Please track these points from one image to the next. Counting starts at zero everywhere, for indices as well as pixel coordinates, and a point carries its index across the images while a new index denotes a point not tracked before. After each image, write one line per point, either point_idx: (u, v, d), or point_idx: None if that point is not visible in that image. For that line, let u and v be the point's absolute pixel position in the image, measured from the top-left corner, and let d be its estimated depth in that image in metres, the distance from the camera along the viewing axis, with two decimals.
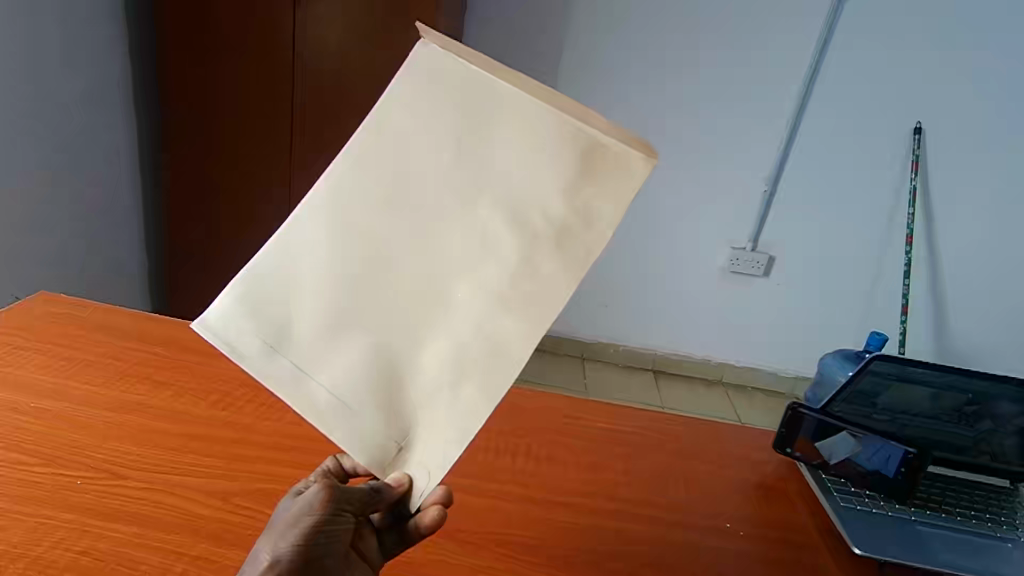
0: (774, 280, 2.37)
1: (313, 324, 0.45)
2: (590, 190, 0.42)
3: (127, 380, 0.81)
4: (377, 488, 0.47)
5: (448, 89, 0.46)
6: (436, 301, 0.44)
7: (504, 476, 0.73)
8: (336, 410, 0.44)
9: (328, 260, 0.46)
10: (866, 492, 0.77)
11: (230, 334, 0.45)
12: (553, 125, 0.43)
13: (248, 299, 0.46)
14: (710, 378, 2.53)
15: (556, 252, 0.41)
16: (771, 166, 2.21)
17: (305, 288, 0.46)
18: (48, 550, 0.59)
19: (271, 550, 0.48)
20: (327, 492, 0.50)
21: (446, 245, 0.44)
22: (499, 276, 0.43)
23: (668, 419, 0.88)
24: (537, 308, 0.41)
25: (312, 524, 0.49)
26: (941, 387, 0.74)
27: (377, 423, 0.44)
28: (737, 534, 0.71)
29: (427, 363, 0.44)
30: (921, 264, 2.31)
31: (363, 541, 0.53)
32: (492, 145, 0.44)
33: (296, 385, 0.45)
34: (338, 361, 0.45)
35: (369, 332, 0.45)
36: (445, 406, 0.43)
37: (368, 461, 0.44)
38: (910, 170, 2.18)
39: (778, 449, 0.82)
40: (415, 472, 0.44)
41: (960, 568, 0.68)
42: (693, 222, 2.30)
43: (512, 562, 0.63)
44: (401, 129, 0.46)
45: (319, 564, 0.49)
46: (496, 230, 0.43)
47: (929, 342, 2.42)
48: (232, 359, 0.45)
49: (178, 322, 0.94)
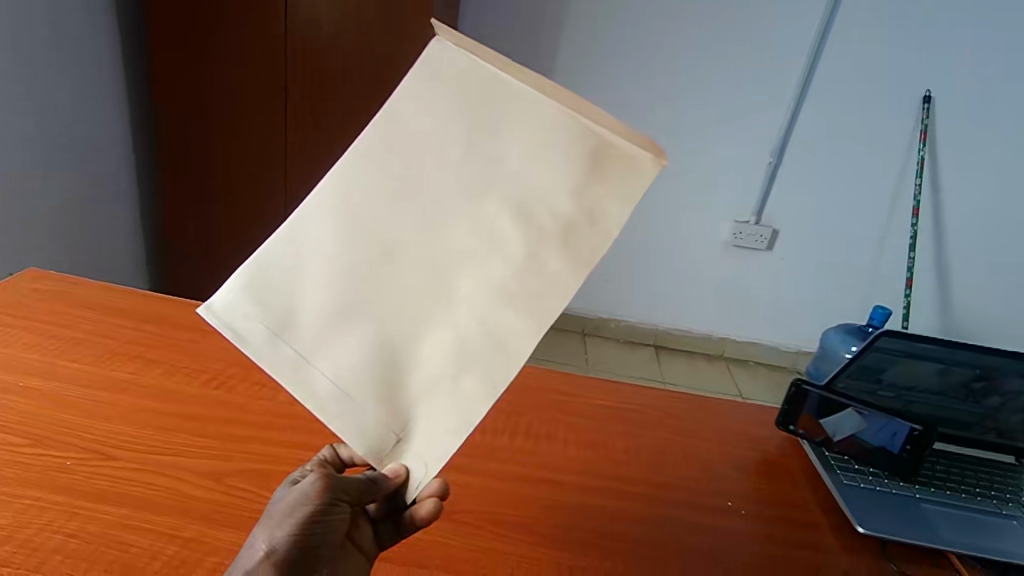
0: (777, 254, 2.33)
1: (317, 312, 0.43)
2: (599, 188, 0.39)
3: (117, 359, 0.80)
4: (373, 478, 0.45)
5: (458, 79, 0.42)
6: (439, 296, 0.42)
7: (503, 455, 0.72)
8: (337, 400, 0.42)
9: (331, 252, 0.43)
10: (869, 469, 0.76)
11: (234, 320, 0.43)
12: (562, 119, 0.40)
13: (252, 286, 0.44)
14: (712, 353, 2.51)
15: (561, 251, 0.39)
16: (778, 137, 2.15)
17: (310, 277, 0.43)
18: (37, 532, 0.58)
19: (266, 539, 0.47)
20: (324, 481, 0.49)
21: (451, 239, 0.42)
22: (504, 272, 0.40)
23: (666, 395, 0.86)
24: (544, 308, 0.38)
25: (309, 513, 0.48)
26: (949, 362, 0.73)
27: (377, 417, 0.42)
28: (739, 513, 0.69)
29: (427, 355, 0.42)
30: (926, 234, 2.26)
31: (358, 531, 0.52)
32: (500, 139, 0.41)
33: (297, 372, 0.43)
34: (340, 349, 0.43)
35: (369, 323, 0.43)
36: (444, 398, 0.41)
37: (366, 451, 0.42)
38: (918, 140, 2.12)
39: (781, 426, 0.81)
40: (412, 464, 0.42)
41: (965, 546, 0.67)
42: (698, 199, 2.25)
43: (506, 541, 0.62)
44: (408, 118, 0.43)
45: (316, 551, 0.48)
46: (502, 227, 0.41)
47: (933, 316, 2.39)
48: (237, 345, 0.43)
49: (174, 299, 0.93)
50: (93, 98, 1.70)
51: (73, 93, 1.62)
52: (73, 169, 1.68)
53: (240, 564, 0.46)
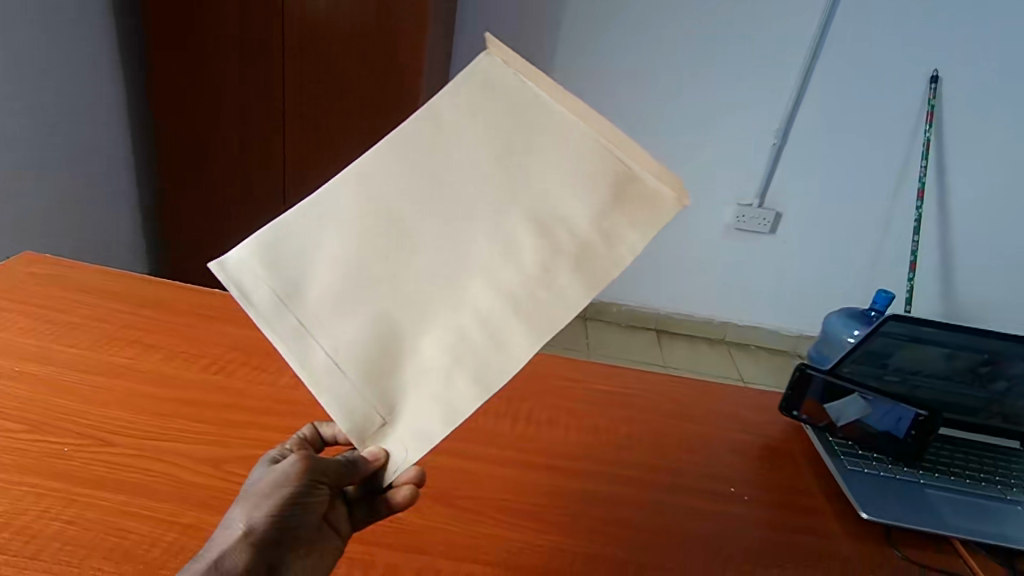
0: (780, 237, 2.31)
1: (325, 287, 0.42)
2: (620, 219, 0.38)
3: (114, 344, 0.79)
4: (353, 461, 0.45)
5: (506, 89, 0.42)
6: (447, 291, 0.41)
7: (502, 441, 0.71)
8: (331, 374, 0.41)
9: (350, 232, 0.42)
10: (873, 454, 0.75)
11: (244, 279, 0.42)
12: (595, 145, 0.41)
13: (268, 249, 0.43)
14: (713, 338, 2.51)
15: (573, 272, 0.38)
16: (782, 118, 2.12)
17: (325, 252, 0.42)
18: (35, 519, 0.57)
19: (245, 518, 0.46)
20: (304, 463, 0.48)
21: (467, 238, 0.41)
22: (514, 280, 0.39)
23: (667, 380, 0.85)
24: (547, 323, 0.37)
25: (288, 494, 0.47)
26: (956, 346, 0.72)
27: (367, 398, 0.41)
28: (742, 498, 0.69)
29: (426, 348, 0.41)
30: (930, 217, 2.24)
31: (335, 512, 0.51)
32: (533, 151, 0.41)
33: (296, 341, 0.42)
34: (342, 326, 0.42)
35: (375, 307, 0.42)
36: (434, 391, 0.40)
37: (349, 428, 0.41)
38: (924, 122, 2.09)
39: (784, 412, 0.80)
40: (393, 448, 0.41)
41: (970, 532, 0.67)
42: (700, 182, 2.23)
43: (508, 527, 0.61)
44: (448, 116, 0.42)
45: (295, 531, 0.48)
46: (518, 236, 0.40)
47: (935, 299, 2.38)
48: (241, 303, 0.42)
49: (172, 284, 0.92)
50: (86, 79, 1.66)
51: (68, 78, 1.60)
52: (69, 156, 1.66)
53: (217, 543, 0.45)
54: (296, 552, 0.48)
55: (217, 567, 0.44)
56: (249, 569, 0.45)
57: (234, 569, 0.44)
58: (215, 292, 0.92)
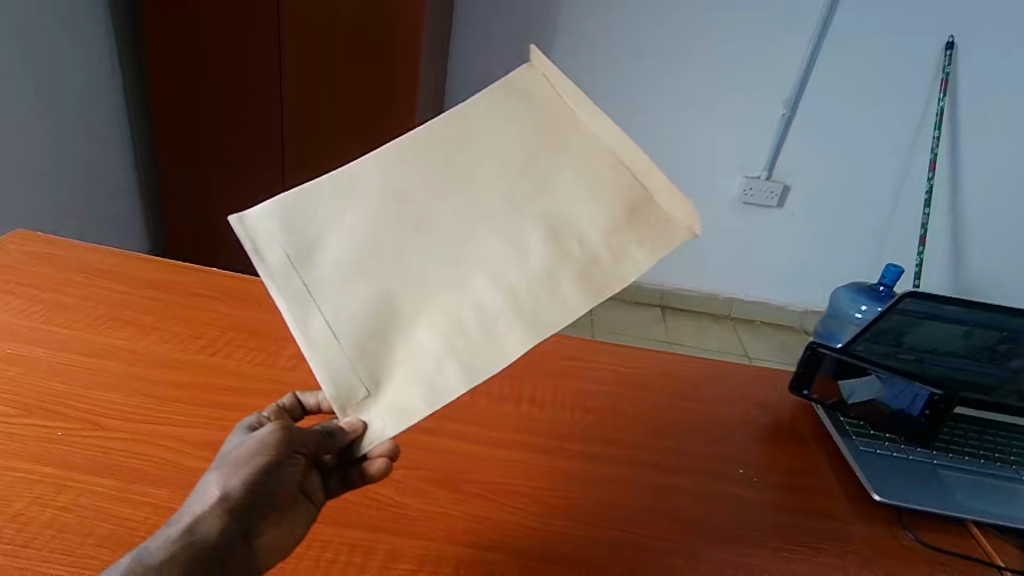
0: (788, 211, 2.27)
1: (335, 256, 0.43)
2: (628, 239, 0.40)
3: (108, 325, 0.77)
4: (330, 431, 0.44)
5: (539, 111, 0.48)
6: (455, 278, 0.43)
7: (505, 423, 0.69)
8: (324, 341, 0.41)
9: (374, 213, 0.44)
10: (885, 434, 0.74)
11: (258, 233, 0.42)
12: (614, 170, 0.44)
13: (290, 211, 0.44)
14: (718, 314, 2.49)
15: (578, 278, 0.40)
16: (791, 87, 2.05)
17: (342, 224, 0.44)
18: (28, 505, 0.56)
19: (220, 484, 0.45)
20: (283, 433, 0.47)
21: (481, 235, 0.44)
22: (521, 276, 0.41)
23: (673, 359, 0.84)
24: (545, 321, 0.38)
25: (265, 463, 0.46)
26: (975, 323, 0.70)
27: (357, 371, 0.41)
28: (751, 480, 0.67)
29: (424, 327, 0.41)
30: (942, 190, 2.19)
31: (309, 482, 0.50)
32: (557, 167, 0.45)
33: (298, 302, 0.42)
34: (344, 296, 0.42)
35: (382, 285, 0.43)
36: (423, 369, 0.40)
37: (332, 394, 0.40)
38: (939, 90, 2.02)
39: (795, 391, 0.78)
40: (371, 419, 0.40)
41: (984, 513, 0.65)
42: (706, 154, 2.19)
43: (514, 511, 0.60)
44: (484, 126, 0.47)
45: (269, 499, 0.47)
46: (532, 239, 0.42)
47: (945, 274, 2.34)
48: (251, 256, 0.41)
49: (168, 262, 0.90)
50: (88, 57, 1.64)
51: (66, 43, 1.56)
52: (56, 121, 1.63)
53: (189, 508, 0.44)
54: (269, 519, 0.47)
55: (191, 532, 0.43)
56: (221, 536, 0.44)
57: (208, 535, 0.43)
58: (211, 272, 0.90)
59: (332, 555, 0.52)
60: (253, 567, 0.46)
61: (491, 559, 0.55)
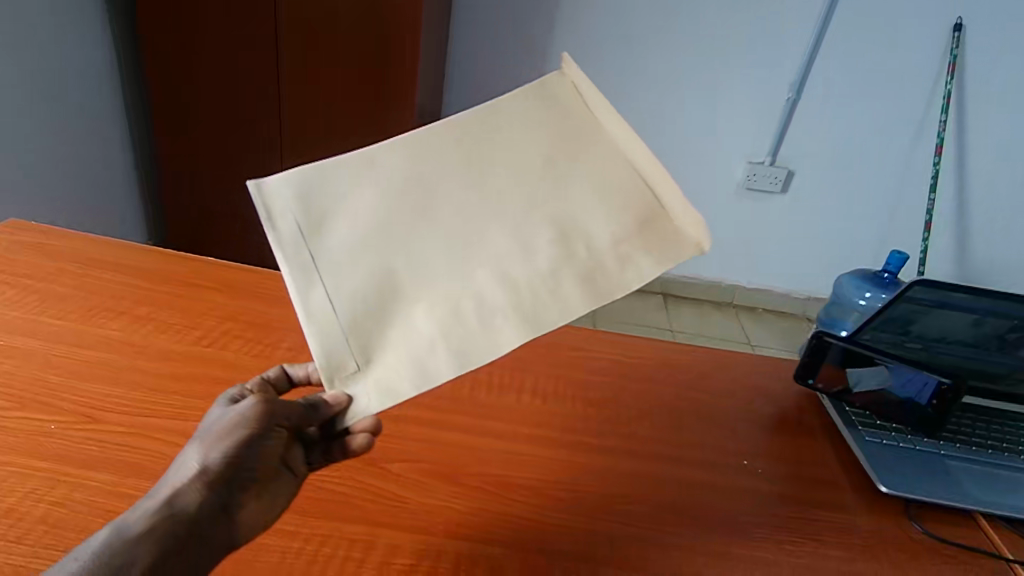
0: (792, 197, 2.24)
1: (344, 234, 0.46)
2: (638, 247, 0.42)
3: (102, 315, 0.76)
4: (313, 404, 0.46)
5: (561, 114, 0.50)
6: (458, 267, 0.45)
7: (506, 415, 0.68)
8: (322, 314, 0.44)
9: (386, 197, 0.48)
10: (892, 425, 0.73)
11: (274, 204, 0.46)
12: (628, 181, 0.46)
13: (309, 188, 0.47)
14: (721, 301, 2.47)
15: (581, 284, 0.42)
16: (795, 71, 2.02)
17: (355, 206, 0.47)
18: (21, 500, 0.55)
19: (200, 457, 0.43)
20: (265, 406, 0.47)
21: (490, 228, 0.46)
22: (524, 273, 0.43)
23: (676, 349, 0.83)
24: (542, 319, 0.41)
25: (246, 436, 0.45)
26: (985, 312, 0.68)
27: (350, 344, 0.43)
28: (756, 472, 0.66)
29: (421, 310, 0.44)
30: (948, 175, 2.16)
31: (292, 455, 0.49)
32: (573, 173, 0.48)
33: (303, 273, 0.45)
34: (347, 272, 0.45)
35: (384, 265, 0.46)
36: (412, 348, 0.42)
37: (322, 366, 0.42)
38: (946, 73, 1.98)
39: (800, 380, 0.77)
40: (358, 393, 0.43)
41: (992, 505, 0.64)
42: (708, 140, 2.16)
43: (516, 505, 0.59)
44: (507, 126, 0.49)
45: (250, 473, 0.45)
46: (540, 237, 0.45)
47: (951, 260, 2.32)
48: (264, 225, 0.45)
49: (165, 252, 0.89)
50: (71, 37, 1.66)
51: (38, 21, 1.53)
52: (44, 105, 1.61)
53: (168, 481, 0.42)
54: (250, 493, 0.45)
55: (170, 505, 0.41)
56: (200, 509, 0.42)
57: (187, 508, 0.42)
58: (207, 261, 0.89)
59: (330, 551, 0.52)
60: (233, 543, 0.44)
61: (492, 553, 0.54)
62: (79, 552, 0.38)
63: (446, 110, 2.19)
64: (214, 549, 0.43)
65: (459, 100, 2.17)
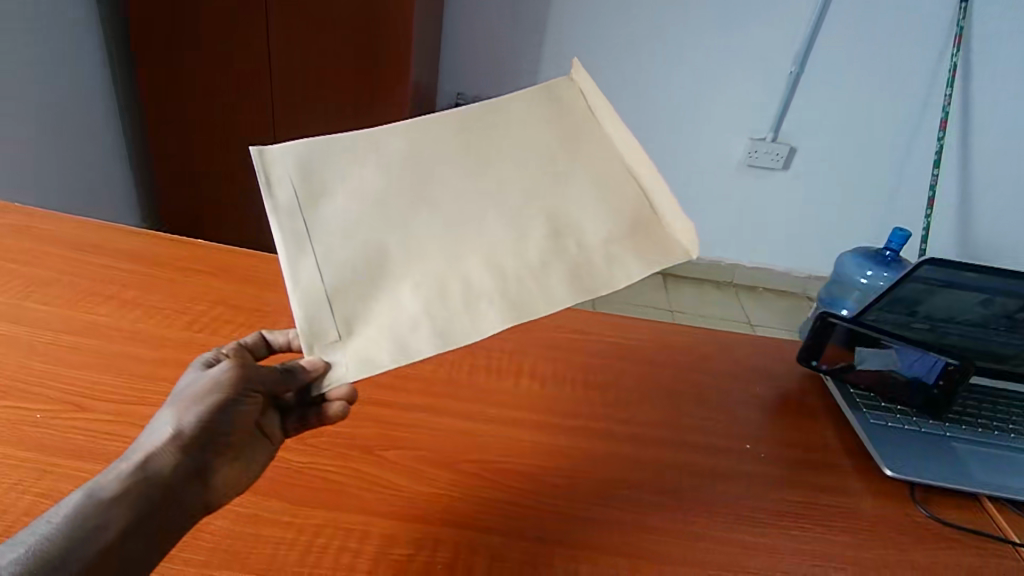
0: (793, 174, 2.21)
1: (340, 207, 0.47)
2: (627, 249, 0.45)
3: (89, 301, 0.74)
4: (289, 369, 0.45)
5: (565, 118, 0.52)
6: (450, 249, 0.47)
7: (505, 400, 0.67)
8: (309, 281, 0.44)
9: (386, 176, 0.49)
10: (897, 407, 0.71)
11: (275, 170, 0.47)
12: (622, 187, 0.49)
13: (313, 161, 0.48)
14: (720, 280, 2.46)
15: (569, 279, 0.44)
16: (798, 44, 1.96)
17: (356, 182, 0.49)
18: (6, 492, 0.53)
19: (175, 421, 0.43)
20: (240, 372, 0.47)
21: (486, 216, 0.48)
22: (515, 263, 0.45)
23: (677, 331, 0.81)
24: (528, 307, 0.43)
25: (220, 401, 0.46)
26: (995, 292, 0.66)
27: (333, 313, 0.43)
28: (759, 455, 0.65)
29: (408, 286, 0.45)
30: (951, 152, 2.13)
31: (267, 419, 0.51)
32: (571, 172, 0.50)
33: (295, 239, 0.45)
34: (339, 243, 0.46)
35: (377, 240, 0.47)
36: (394, 320, 0.43)
37: (303, 330, 0.42)
38: (953, 45, 1.93)
39: (803, 362, 0.75)
40: (334, 359, 0.43)
41: (998, 487, 0.63)
42: (709, 115, 2.12)
43: (518, 494, 0.57)
44: (513, 123, 0.52)
45: (224, 437, 0.46)
46: (533, 229, 0.47)
47: (953, 238, 2.29)
48: (263, 189, 0.46)
49: (153, 234, 0.86)
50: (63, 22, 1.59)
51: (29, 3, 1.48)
52: (37, 86, 1.55)
53: (142, 444, 0.42)
54: (224, 457, 0.46)
55: (144, 468, 0.41)
56: (177, 471, 0.42)
57: (161, 470, 0.41)
58: (196, 244, 0.86)
59: (326, 541, 0.50)
60: (207, 505, 0.45)
61: (491, 541, 0.53)
62: (50, 513, 0.37)
63: (440, 87, 2.14)
64: (188, 511, 0.43)
65: (453, 76, 2.12)
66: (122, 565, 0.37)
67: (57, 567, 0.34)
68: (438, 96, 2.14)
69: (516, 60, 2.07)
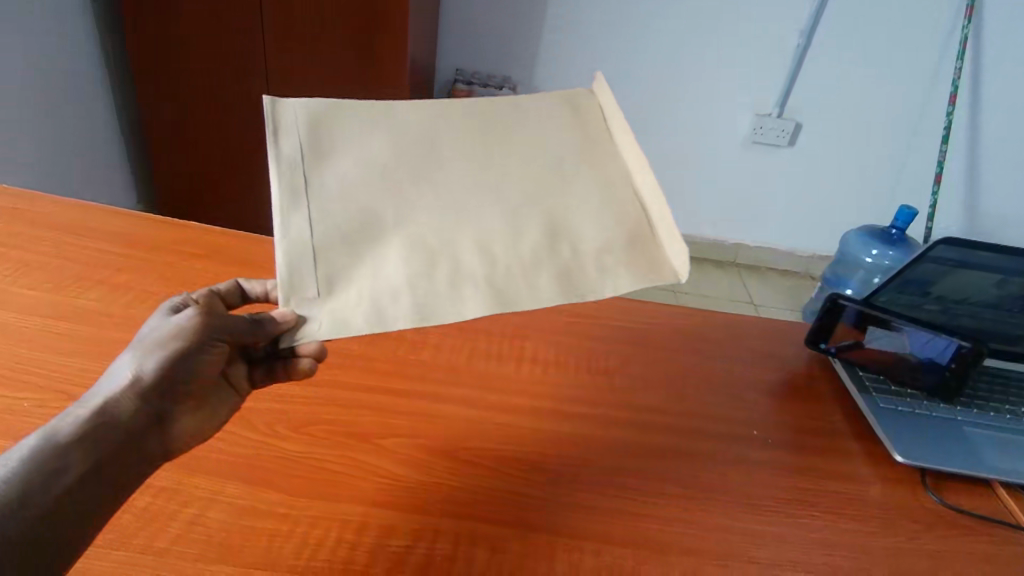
0: (798, 151, 2.17)
1: (344, 165, 0.45)
2: (621, 262, 0.43)
3: (78, 285, 0.72)
4: (258, 320, 0.42)
5: (583, 123, 0.51)
6: (444, 228, 0.44)
7: (507, 386, 0.65)
8: (298, 234, 0.42)
9: (394, 143, 0.47)
10: (908, 390, 0.70)
11: (286, 119, 0.44)
12: (626, 197, 0.47)
13: (327, 116, 0.46)
14: (723, 260, 2.43)
15: (556, 280, 0.43)
16: (806, 16, 1.90)
17: (364, 144, 0.46)
18: None
19: (134, 367, 0.43)
20: (205, 319, 0.46)
21: (487, 200, 0.46)
22: (507, 252, 0.44)
23: (682, 314, 0.79)
24: (512, 299, 0.41)
25: (183, 348, 0.44)
26: (1011, 272, 0.63)
27: (315, 270, 0.41)
28: (765, 441, 0.64)
29: (396, 256, 0.43)
30: (960, 128, 2.08)
31: (234, 368, 0.50)
32: (580, 175, 0.48)
33: (291, 188, 0.43)
34: (335, 200, 0.44)
35: (373, 206, 0.44)
36: (375, 287, 0.41)
37: (283, 280, 0.40)
38: (963, 16, 1.86)
39: (811, 345, 0.74)
40: (310, 315, 0.40)
41: (1008, 473, 0.62)
42: (713, 91, 2.07)
43: (519, 482, 0.56)
44: (530, 118, 0.50)
45: (185, 384, 0.45)
46: (531, 222, 0.45)
47: (959, 216, 2.26)
48: (269, 130, 0.43)
49: (144, 216, 0.83)
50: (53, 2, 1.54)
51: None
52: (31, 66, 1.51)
53: (100, 388, 0.42)
54: (185, 405, 0.46)
55: (101, 412, 0.40)
56: (136, 417, 0.42)
57: (120, 415, 0.41)
58: (188, 226, 0.84)
59: (322, 533, 0.49)
60: (168, 451, 0.45)
61: (492, 531, 0.51)
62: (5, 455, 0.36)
63: (438, 62, 2.08)
64: (148, 458, 0.43)
65: (450, 51, 2.06)
66: (79, 509, 0.37)
67: (15, 510, 0.34)
68: (435, 72, 2.09)
69: (515, 33, 2.01)
